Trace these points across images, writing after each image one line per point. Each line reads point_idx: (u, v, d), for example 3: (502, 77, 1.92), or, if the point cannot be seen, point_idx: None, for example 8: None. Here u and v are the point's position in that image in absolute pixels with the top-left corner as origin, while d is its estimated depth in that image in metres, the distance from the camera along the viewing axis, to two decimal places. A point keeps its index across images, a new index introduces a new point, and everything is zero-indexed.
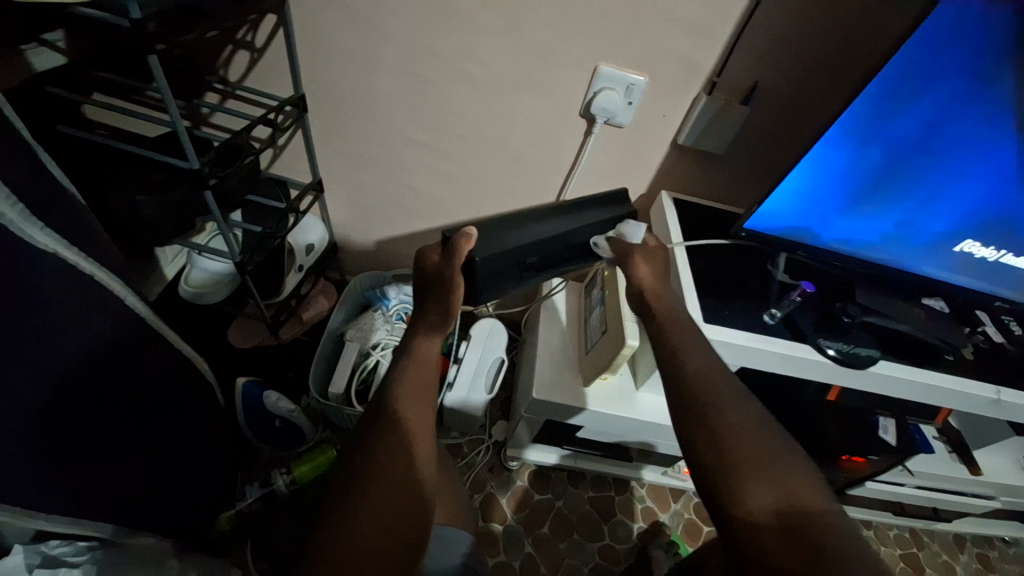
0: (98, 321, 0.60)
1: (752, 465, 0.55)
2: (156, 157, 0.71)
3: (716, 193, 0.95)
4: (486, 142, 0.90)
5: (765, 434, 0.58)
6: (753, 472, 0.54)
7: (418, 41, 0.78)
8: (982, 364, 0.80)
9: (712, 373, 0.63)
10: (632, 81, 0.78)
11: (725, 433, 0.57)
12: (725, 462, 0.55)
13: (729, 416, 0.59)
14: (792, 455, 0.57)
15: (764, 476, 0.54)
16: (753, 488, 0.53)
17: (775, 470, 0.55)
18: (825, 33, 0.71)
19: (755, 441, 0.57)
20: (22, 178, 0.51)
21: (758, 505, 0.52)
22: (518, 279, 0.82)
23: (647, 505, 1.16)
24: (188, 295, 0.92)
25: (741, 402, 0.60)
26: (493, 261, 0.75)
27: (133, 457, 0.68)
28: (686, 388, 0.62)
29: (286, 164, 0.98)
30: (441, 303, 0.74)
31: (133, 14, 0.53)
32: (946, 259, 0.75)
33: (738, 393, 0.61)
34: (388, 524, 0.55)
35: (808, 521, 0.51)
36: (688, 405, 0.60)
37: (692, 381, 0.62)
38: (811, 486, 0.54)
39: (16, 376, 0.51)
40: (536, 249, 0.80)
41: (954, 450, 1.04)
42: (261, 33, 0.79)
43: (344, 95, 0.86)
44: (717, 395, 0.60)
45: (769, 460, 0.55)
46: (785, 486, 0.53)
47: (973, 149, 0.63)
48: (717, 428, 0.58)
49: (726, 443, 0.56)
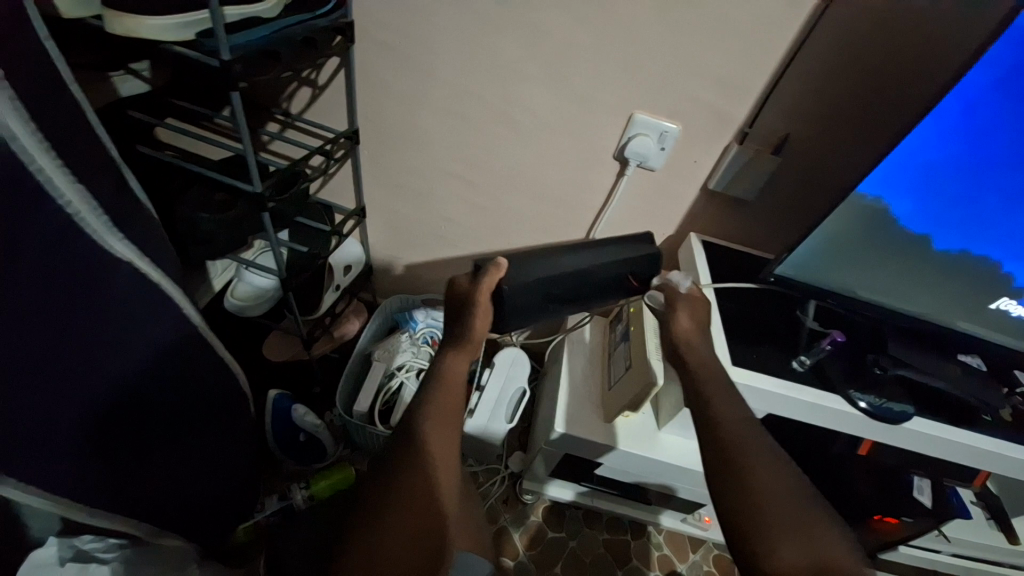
0: (157, 328, 0.64)
1: (788, 528, 0.57)
2: (223, 180, 0.77)
3: (746, 238, 0.96)
4: (523, 179, 0.95)
5: (794, 491, 0.60)
6: (785, 535, 0.57)
7: (466, 85, 0.84)
8: (1022, 427, 0.77)
9: (747, 431, 0.65)
10: (665, 128, 0.82)
11: (761, 494, 0.59)
12: (760, 519, 0.58)
13: (764, 477, 0.61)
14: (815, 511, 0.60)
15: (795, 536, 0.57)
16: (785, 547, 0.56)
17: (807, 534, 0.57)
18: (858, 91, 0.73)
19: (787, 500, 0.59)
20: (108, 193, 0.56)
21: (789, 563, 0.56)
22: (543, 311, 0.83)
23: (664, 552, 1.12)
24: (233, 306, 0.96)
25: (775, 461, 0.62)
26: (519, 292, 0.77)
27: (168, 457, 0.71)
28: (721, 446, 0.63)
29: (332, 190, 1.05)
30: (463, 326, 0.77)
31: (223, 55, 0.60)
32: (983, 316, 0.74)
33: (772, 453, 0.63)
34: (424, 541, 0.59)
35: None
36: (724, 462, 0.62)
37: (723, 438, 0.64)
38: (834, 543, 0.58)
39: (74, 371, 0.55)
40: (562, 281, 0.81)
41: (992, 517, 0.98)
42: (324, 73, 0.86)
43: (391, 128, 0.92)
44: (747, 451, 0.63)
45: (804, 523, 0.58)
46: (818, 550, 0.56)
47: (1009, 209, 0.63)
48: (751, 486, 0.60)
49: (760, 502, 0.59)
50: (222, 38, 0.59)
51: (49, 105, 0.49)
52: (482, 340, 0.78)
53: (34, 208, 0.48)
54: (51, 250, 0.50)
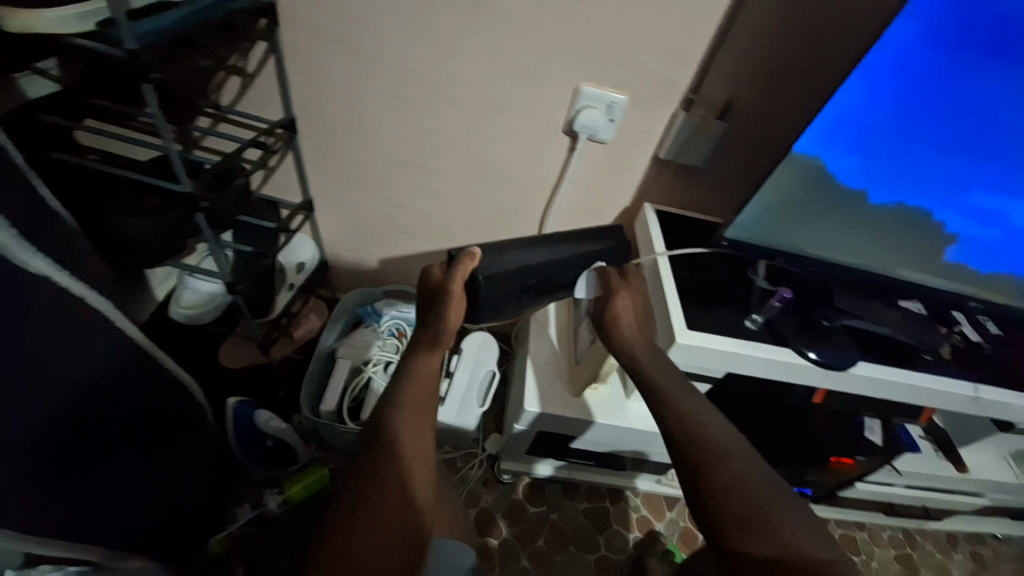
0: (91, 346, 0.60)
1: (752, 521, 0.58)
2: (149, 181, 0.72)
3: (698, 204, 0.97)
4: (475, 160, 0.93)
5: (767, 483, 0.62)
6: (751, 528, 0.58)
7: (406, 65, 0.81)
8: (959, 363, 0.82)
9: (708, 425, 0.66)
10: (613, 99, 0.81)
11: (726, 487, 0.60)
12: (726, 514, 0.59)
13: (728, 470, 0.62)
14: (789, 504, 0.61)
15: (765, 530, 0.58)
16: (756, 540, 0.57)
17: (772, 523, 0.58)
18: (795, 52, 0.74)
19: (760, 492, 0.60)
20: (15, 204, 0.52)
21: (760, 556, 0.56)
22: (515, 301, 0.82)
23: (642, 514, 1.16)
24: (181, 316, 0.91)
25: (738, 453, 0.64)
26: (495, 280, 0.77)
27: (124, 477, 0.68)
28: (688, 439, 0.65)
29: (276, 184, 1.00)
30: (440, 319, 0.75)
31: (128, 44, 0.55)
32: (918, 263, 0.78)
33: (734, 445, 0.64)
34: (399, 543, 0.57)
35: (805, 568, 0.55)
36: (687, 455, 0.64)
37: (690, 434, 0.65)
38: (807, 535, 0.58)
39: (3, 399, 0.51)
40: (532, 271, 0.81)
41: (940, 449, 1.06)
42: (252, 59, 0.81)
43: (332, 115, 0.88)
44: (715, 445, 0.64)
45: (769, 512, 0.59)
46: (784, 540, 0.57)
47: (940, 155, 0.66)
48: (719, 481, 0.61)
49: (730, 494, 0.60)
50: (123, 25, 0.54)
51: None
52: (457, 330, 0.77)
53: None
54: None
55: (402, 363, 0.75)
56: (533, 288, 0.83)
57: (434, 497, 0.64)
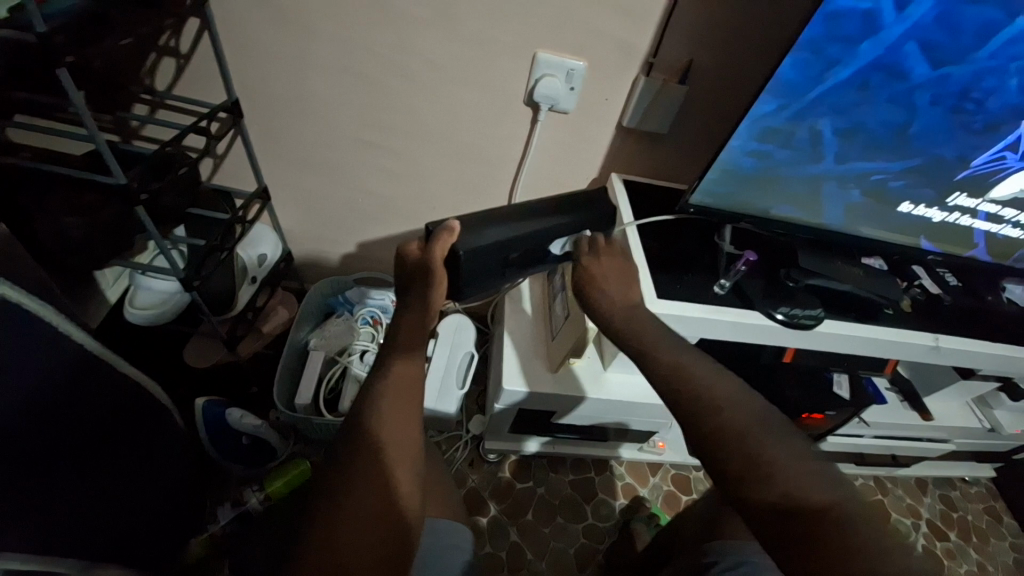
0: (33, 355, 0.57)
1: (757, 470, 0.54)
2: (86, 176, 0.67)
3: (665, 171, 0.97)
4: (436, 137, 0.90)
5: (776, 434, 0.57)
6: (758, 478, 0.54)
7: (354, 38, 0.77)
8: (921, 315, 0.85)
9: (709, 374, 0.63)
10: (572, 66, 0.79)
11: (729, 435, 0.57)
12: (729, 464, 0.56)
13: (730, 418, 0.58)
14: (803, 452, 0.56)
15: (773, 479, 0.54)
16: (759, 486, 0.54)
17: (780, 471, 0.54)
18: (752, 8, 0.73)
19: (765, 439, 0.56)
20: None
21: (766, 506, 0.53)
22: (498, 275, 0.79)
23: (627, 481, 1.19)
24: (136, 317, 0.87)
25: (743, 401, 0.60)
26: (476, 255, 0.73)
27: (89, 488, 0.65)
28: (684, 392, 0.61)
29: (227, 173, 0.95)
30: (422, 299, 0.72)
31: (36, 27, 0.50)
32: (878, 217, 0.79)
33: (738, 392, 0.61)
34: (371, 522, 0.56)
35: (812, 519, 0.51)
36: (681, 402, 0.61)
37: (687, 385, 0.62)
38: (824, 484, 0.53)
39: None
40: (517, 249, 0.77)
41: (905, 399, 1.10)
42: (186, 38, 0.76)
43: (280, 96, 0.84)
44: (716, 397, 0.60)
45: (775, 462, 0.54)
46: (794, 490, 0.53)
47: (898, 109, 0.65)
48: (718, 428, 0.58)
49: (733, 444, 0.56)
50: (31, 8, 0.49)
51: None
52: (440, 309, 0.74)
53: None
54: None
55: (383, 354, 0.72)
56: (517, 262, 0.80)
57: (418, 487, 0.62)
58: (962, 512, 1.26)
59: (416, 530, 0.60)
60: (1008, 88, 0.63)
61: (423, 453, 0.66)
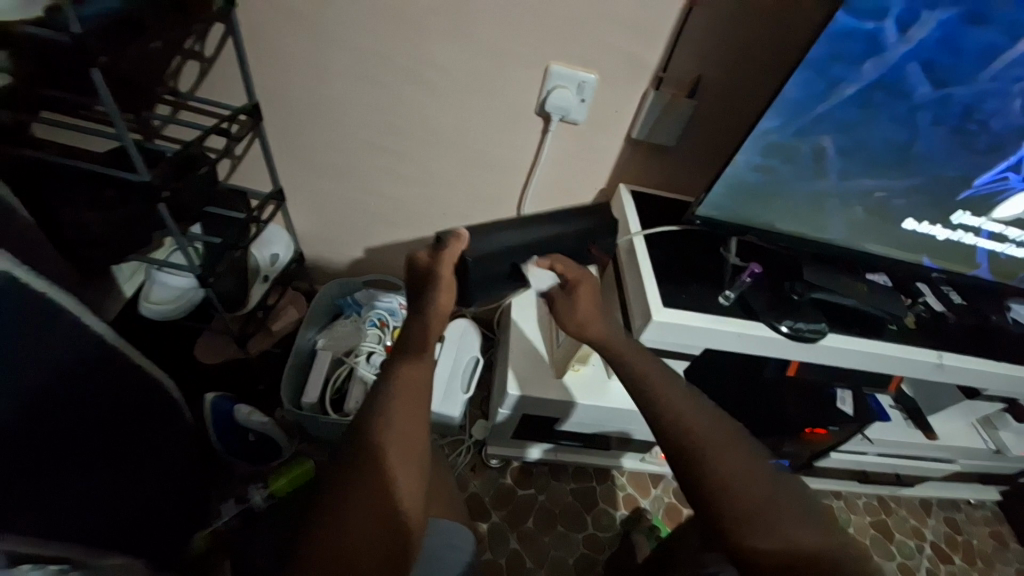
0: (51, 340, 0.58)
1: (754, 512, 0.56)
2: (99, 170, 0.68)
3: (672, 184, 0.98)
4: (448, 144, 0.92)
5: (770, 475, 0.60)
6: (754, 518, 0.56)
7: (372, 46, 0.79)
8: (925, 332, 0.85)
9: (702, 415, 0.65)
10: (584, 78, 0.81)
11: (725, 475, 0.59)
12: (728, 503, 0.57)
13: (728, 458, 0.60)
14: (796, 493, 0.59)
15: (770, 523, 0.56)
16: (759, 533, 0.55)
17: (775, 517, 0.56)
18: (761, 28, 0.74)
19: (759, 478, 0.59)
20: None
21: (760, 548, 0.54)
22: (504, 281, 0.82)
23: (628, 492, 1.19)
24: (151, 313, 0.89)
25: (738, 443, 0.62)
26: (482, 263, 0.76)
27: (100, 477, 0.66)
28: (687, 438, 0.62)
29: (245, 175, 0.98)
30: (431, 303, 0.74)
31: (71, 29, 0.53)
32: (883, 235, 0.80)
33: (732, 432, 0.64)
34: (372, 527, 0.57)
35: (813, 567, 0.53)
36: (677, 440, 0.62)
37: (690, 430, 0.62)
38: (821, 529, 0.56)
39: None
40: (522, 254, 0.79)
41: (909, 417, 1.10)
42: (211, 43, 0.79)
43: (299, 101, 0.86)
44: (713, 438, 0.62)
45: (770, 505, 0.57)
46: (788, 533, 0.55)
47: (901, 129, 0.67)
48: (715, 469, 0.59)
49: (730, 486, 0.58)
50: (68, 10, 0.52)
51: None
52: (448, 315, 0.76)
53: None
54: None
55: (391, 355, 0.73)
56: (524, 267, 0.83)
57: (420, 490, 0.63)
58: (967, 535, 1.24)
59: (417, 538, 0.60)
60: (1012, 110, 0.64)
61: (428, 453, 0.67)
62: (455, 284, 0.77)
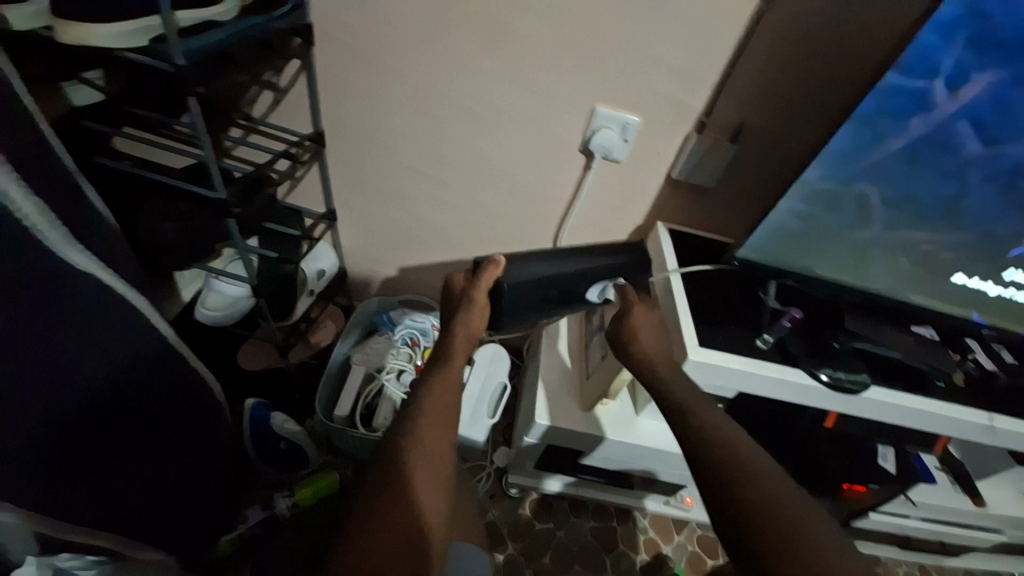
0: (122, 337, 0.63)
1: (786, 543, 0.55)
2: (182, 185, 0.76)
3: (710, 224, 0.99)
4: (492, 174, 0.96)
5: (804, 507, 0.59)
6: (784, 550, 0.55)
7: (429, 83, 0.85)
8: (974, 391, 0.81)
9: (737, 441, 0.65)
10: (628, 120, 0.84)
11: (756, 502, 0.58)
12: (757, 530, 0.57)
13: (761, 486, 0.60)
14: (830, 530, 0.57)
15: (803, 557, 0.54)
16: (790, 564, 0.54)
17: (808, 551, 0.55)
18: (806, 79, 0.76)
19: (792, 508, 0.58)
20: (52, 195, 0.55)
21: None
22: (538, 310, 0.84)
23: (649, 535, 1.15)
24: (205, 317, 0.95)
25: (772, 472, 0.62)
26: (517, 288, 0.79)
27: (145, 470, 0.70)
28: (718, 461, 0.62)
29: (301, 194, 1.04)
30: (466, 323, 0.77)
31: (177, 60, 0.59)
32: (929, 287, 0.78)
33: (767, 461, 0.63)
34: (391, 541, 0.58)
35: None
36: (709, 464, 0.63)
37: (721, 455, 0.63)
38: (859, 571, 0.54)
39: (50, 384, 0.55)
40: (557, 282, 0.82)
41: (955, 480, 1.03)
42: (285, 75, 0.86)
43: (357, 129, 0.93)
44: (747, 464, 0.62)
45: (802, 537, 0.56)
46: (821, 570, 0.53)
47: (950, 183, 0.67)
48: (746, 496, 0.59)
49: (761, 514, 0.58)
50: (175, 42, 0.58)
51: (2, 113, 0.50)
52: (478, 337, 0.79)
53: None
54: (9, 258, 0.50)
55: (423, 373, 0.75)
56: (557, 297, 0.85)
57: (443, 511, 0.64)
58: None
59: (437, 559, 0.61)
60: None
61: (453, 473, 0.68)
62: (489, 308, 0.81)
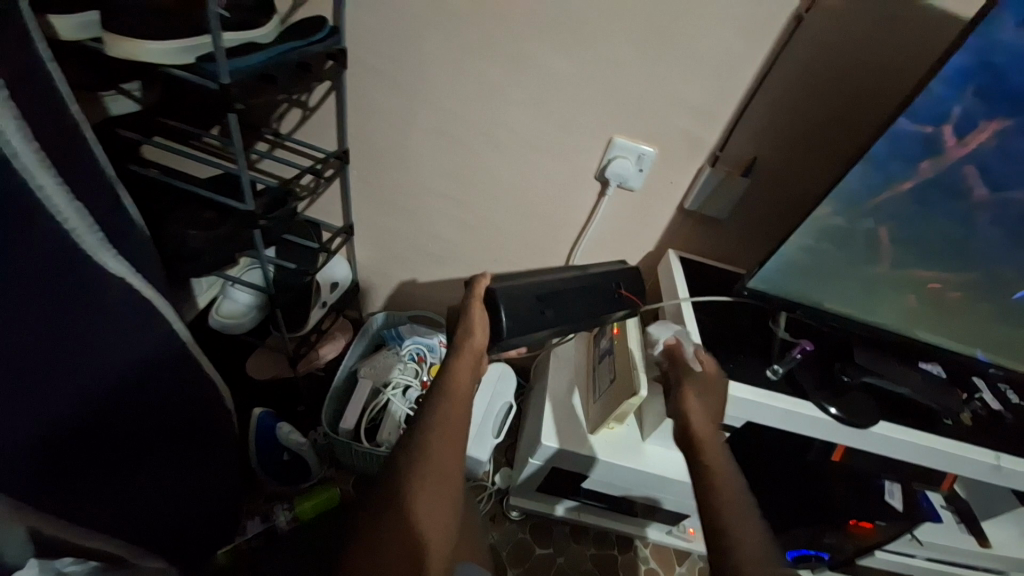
0: (144, 341, 0.65)
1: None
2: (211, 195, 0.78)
3: (721, 253, 1.01)
4: (509, 197, 0.98)
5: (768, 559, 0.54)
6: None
7: (454, 108, 0.88)
8: (983, 430, 0.81)
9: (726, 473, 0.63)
10: (643, 151, 0.87)
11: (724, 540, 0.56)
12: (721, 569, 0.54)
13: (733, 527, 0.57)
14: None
15: None
16: None
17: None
18: (817, 120, 0.80)
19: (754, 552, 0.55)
20: (92, 201, 0.57)
21: None
22: (538, 320, 0.80)
23: (651, 566, 1.13)
24: (217, 323, 0.96)
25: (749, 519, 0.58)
26: (509, 294, 0.79)
27: (154, 476, 0.70)
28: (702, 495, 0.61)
29: (321, 208, 1.07)
30: (461, 334, 0.79)
31: (222, 79, 0.63)
32: (939, 326, 0.79)
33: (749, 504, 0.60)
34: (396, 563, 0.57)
35: None
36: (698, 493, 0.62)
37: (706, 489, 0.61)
38: None
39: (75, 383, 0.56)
40: (552, 290, 0.84)
41: (961, 520, 1.02)
42: (315, 95, 0.90)
43: (381, 149, 0.95)
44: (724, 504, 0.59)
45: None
46: None
47: (959, 225, 0.68)
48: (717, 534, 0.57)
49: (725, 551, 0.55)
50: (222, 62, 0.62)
51: (54, 122, 0.52)
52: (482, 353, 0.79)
53: (36, 223, 0.50)
54: (55, 262, 0.52)
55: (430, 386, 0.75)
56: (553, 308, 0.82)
57: (444, 534, 0.63)
58: None
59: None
60: None
61: (460, 494, 0.67)
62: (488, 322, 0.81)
